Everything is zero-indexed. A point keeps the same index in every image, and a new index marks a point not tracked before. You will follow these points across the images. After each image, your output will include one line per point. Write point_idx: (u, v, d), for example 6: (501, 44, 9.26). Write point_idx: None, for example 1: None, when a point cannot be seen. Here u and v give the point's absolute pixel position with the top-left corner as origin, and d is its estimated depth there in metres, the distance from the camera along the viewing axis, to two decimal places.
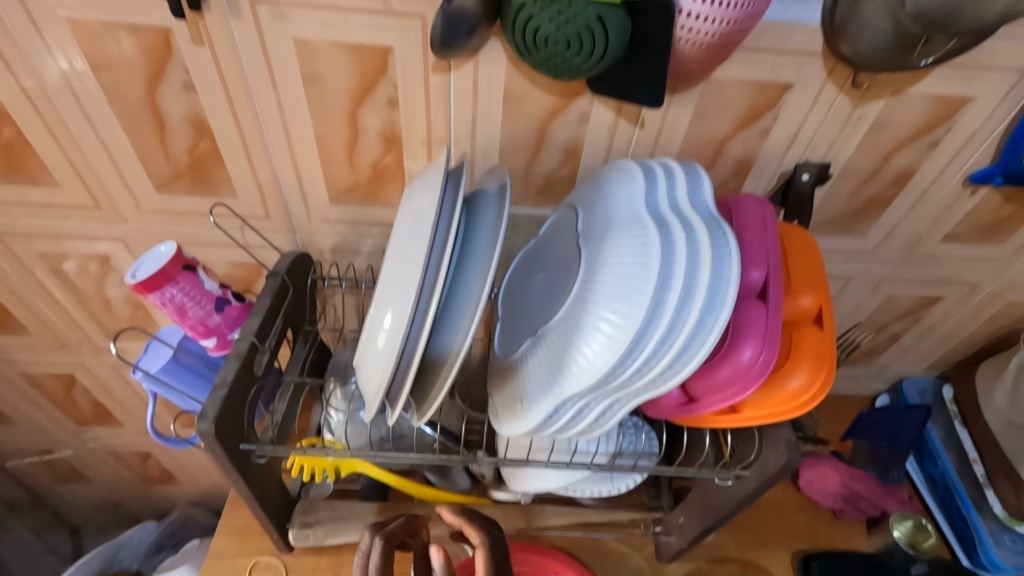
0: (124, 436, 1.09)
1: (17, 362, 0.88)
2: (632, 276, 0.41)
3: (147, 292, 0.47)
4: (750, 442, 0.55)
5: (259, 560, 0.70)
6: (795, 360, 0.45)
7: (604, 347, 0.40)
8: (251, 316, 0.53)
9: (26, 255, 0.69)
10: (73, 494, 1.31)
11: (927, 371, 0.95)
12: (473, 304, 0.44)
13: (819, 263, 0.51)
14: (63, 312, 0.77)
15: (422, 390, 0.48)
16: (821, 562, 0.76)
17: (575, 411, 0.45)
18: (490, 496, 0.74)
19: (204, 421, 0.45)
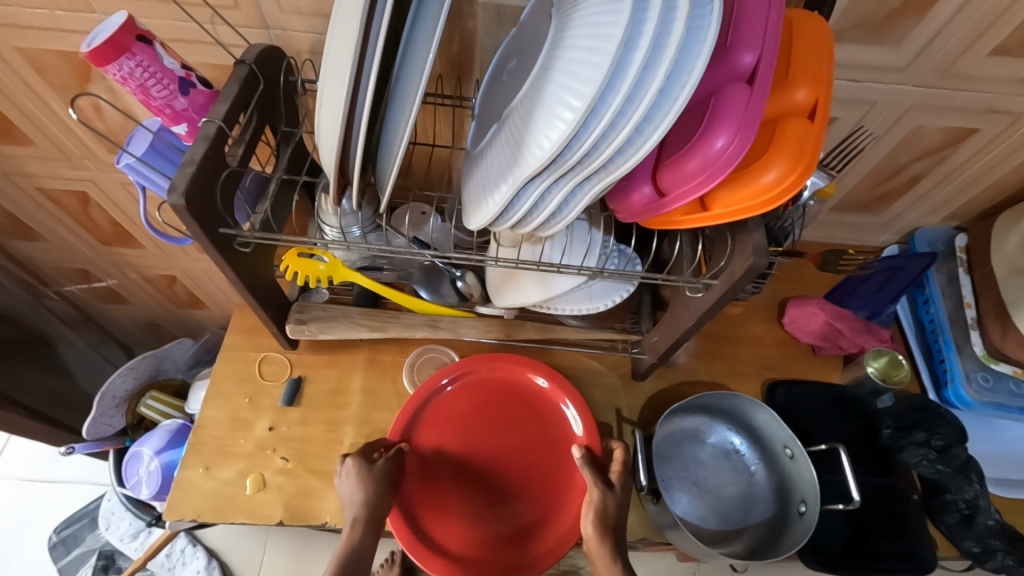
0: (148, 259, 1.16)
1: (32, 177, 0.92)
2: (597, 39, 0.37)
3: (102, 63, 0.46)
4: (722, 251, 0.54)
5: (266, 355, 0.78)
6: (772, 153, 0.43)
7: (561, 119, 0.38)
8: (219, 103, 0.52)
9: (6, 51, 0.68)
10: (118, 315, 1.45)
11: (945, 222, 0.90)
12: (423, 68, 0.42)
13: (827, 52, 0.45)
14: (59, 120, 0.78)
15: (386, 177, 0.48)
16: (786, 389, 0.80)
17: (535, 197, 0.44)
18: (475, 311, 0.78)
19: (175, 195, 0.46)
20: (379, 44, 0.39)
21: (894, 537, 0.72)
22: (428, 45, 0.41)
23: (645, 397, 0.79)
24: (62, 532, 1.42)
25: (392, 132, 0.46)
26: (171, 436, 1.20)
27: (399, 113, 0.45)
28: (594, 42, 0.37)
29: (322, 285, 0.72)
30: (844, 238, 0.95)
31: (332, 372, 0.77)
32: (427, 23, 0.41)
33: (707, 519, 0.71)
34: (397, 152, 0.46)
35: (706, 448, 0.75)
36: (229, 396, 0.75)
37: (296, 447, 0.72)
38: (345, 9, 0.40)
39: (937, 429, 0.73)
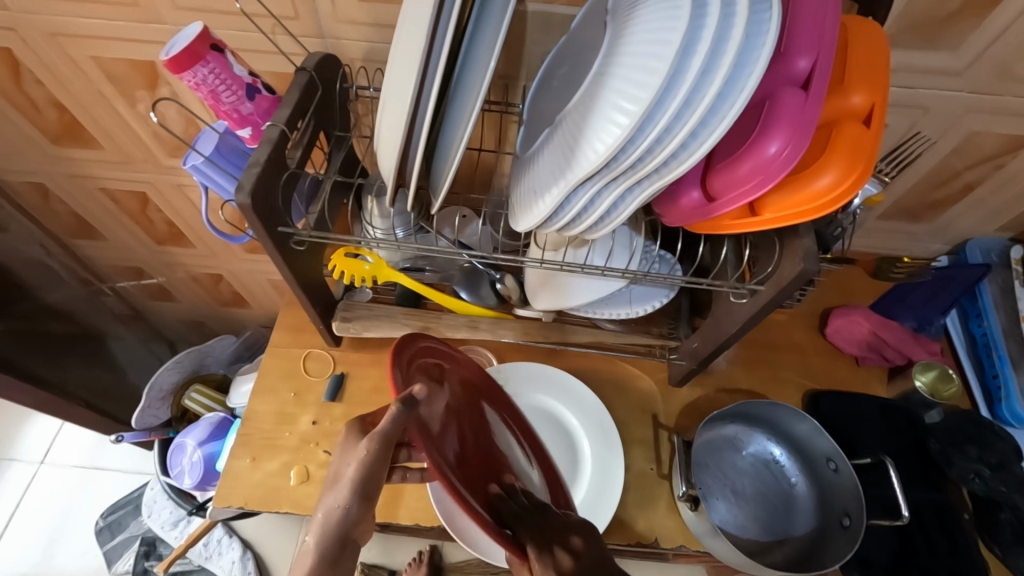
0: (197, 257, 1.21)
1: (96, 178, 0.97)
2: (655, 44, 0.37)
3: (179, 70, 0.49)
4: (769, 255, 0.54)
5: (311, 352, 0.80)
6: (828, 157, 0.42)
7: (618, 121, 0.39)
8: (282, 108, 0.55)
9: (81, 59, 0.72)
10: (165, 312, 1.51)
11: (999, 233, 0.87)
12: (483, 71, 0.43)
13: (883, 57, 0.45)
14: (125, 125, 0.83)
15: (440, 179, 0.50)
16: (830, 399, 0.78)
17: (586, 199, 0.45)
18: (514, 313, 0.79)
19: (241, 194, 0.48)
20: (444, 51, 0.40)
21: (945, 555, 0.70)
22: (488, 51, 0.42)
23: (682, 403, 0.78)
24: (109, 518, 1.49)
25: (449, 136, 0.48)
26: (214, 428, 1.25)
27: (457, 116, 0.46)
28: (652, 47, 0.38)
29: (366, 284, 0.74)
30: (889, 248, 0.93)
31: (373, 370, 0.79)
32: (488, 28, 0.42)
33: (745, 528, 0.70)
34: (454, 155, 0.47)
35: (745, 457, 0.74)
36: (275, 389, 0.78)
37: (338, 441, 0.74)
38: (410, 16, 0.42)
39: (991, 445, 0.73)
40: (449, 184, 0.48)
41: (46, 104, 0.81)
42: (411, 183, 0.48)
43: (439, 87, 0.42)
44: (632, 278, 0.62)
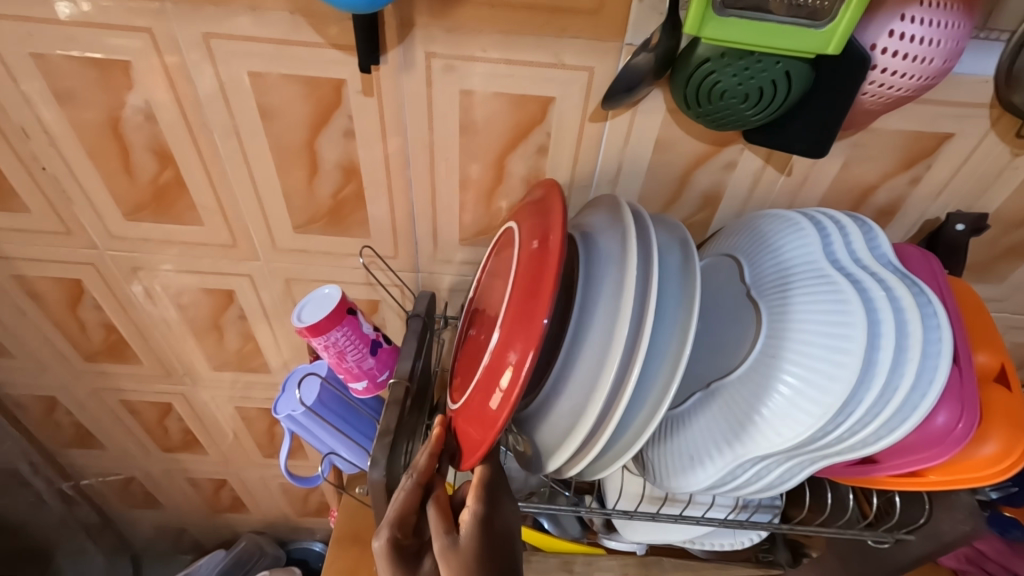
0: (205, 463, 1.09)
1: (121, 390, 0.90)
2: (836, 339, 0.39)
3: (314, 336, 0.47)
4: (912, 503, 0.52)
5: None
6: (989, 424, 0.43)
7: (803, 410, 0.39)
8: (402, 359, 0.53)
9: (155, 288, 0.71)
10: (143, 519, 1.31)
11: None
12: (674, 358, 0.40)
13: (987, 316, 0.49)
14: (177, 342, 0.80)
15: (606, 456, 0.45)
16: None
17: (754, 471, 0.43)
18: (602, 545, 0.71)
19: (376, 469, 0.44)
20: (644, 348, 0.38)
21: None
22: (676, 344, 0.40)
23: None
24: None
25: None
26: None
27: (638, 398, 0.42)
28: (832, 339, 0.39)
29: None
30: None
31: None
32: (673, 320, 0.41)
33: None
34: (618, 433, 0.43)
35: None
36: None
37: None
38: (596, 306, 0.41)
39: None
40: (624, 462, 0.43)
41: (96, 325, 0.77)
42: (574, 472, 0.44)
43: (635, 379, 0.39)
44: (738, 510, 0.58)
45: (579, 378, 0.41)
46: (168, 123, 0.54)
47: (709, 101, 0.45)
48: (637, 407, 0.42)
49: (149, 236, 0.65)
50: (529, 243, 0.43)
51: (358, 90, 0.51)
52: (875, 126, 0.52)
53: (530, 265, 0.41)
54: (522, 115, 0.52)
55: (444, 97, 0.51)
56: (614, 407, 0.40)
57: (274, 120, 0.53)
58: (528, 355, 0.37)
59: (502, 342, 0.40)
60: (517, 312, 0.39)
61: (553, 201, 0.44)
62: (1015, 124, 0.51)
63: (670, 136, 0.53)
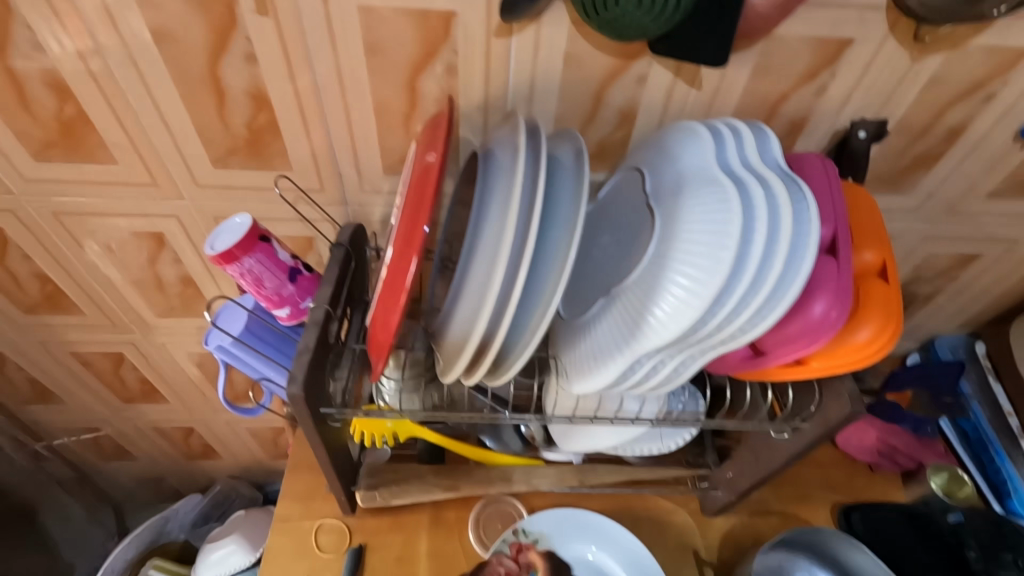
0: (169, 412, 1.11)
1: (69, 342, 0.90)
2: (714, 236, 0.41)
3: (226, 263, 0.48)
4: (807, 396, 0.57)
5: (323, 523, 0.74)
6: (865, 313, 0.47)
7: (684, 304, 0.42)
8: (322, 285, 0.54)
9: (82, 233, 0.70)
10: (118, 472, 1.34)
11: (957, 330, 0.97)
12: (562, 259, 0.42)
13: (877, 218, 0.52)
14: (116, 290, 0.79)
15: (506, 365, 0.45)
16: (862, 513, 0.79)
17: (650, 367, 0.46)
18: (542, 458, 0.76)
19: (294, 385, 0.46)
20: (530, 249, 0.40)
21: None
22: (564, 246, 0.42)
23: (720, 533, 0.76)
24: None
25: None
26: None
27: (532, 300, 0.44)
28: (710, 237, 0.41)
29: (387, 443, 0.72)
30: None
31: (397, 536, 0.73)
32: (561, 224, 0.43)
33: None
34: (521, 339, 0.45)
35: None
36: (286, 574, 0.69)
37: None
38: (488, 215, 0.43)
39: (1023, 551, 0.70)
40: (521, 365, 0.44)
41: (29, 276, 0.77)
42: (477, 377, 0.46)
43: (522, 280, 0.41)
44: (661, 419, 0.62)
45: (476, 286, 0.43)
46: (59, 52, 0.52)
47: (604, 7, 0.45)
48: (529, 310, 0.44)
49: (64, 178, 0.63)
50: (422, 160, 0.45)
51: (252, 9, 0.49)
52: (777, 33, 0.52)
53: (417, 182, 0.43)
54: (427, 32, 0.51)
55: (343, 14, 0.50)
56: (504, 309, 0.42)
57: (170, 45, 0.52)
58: (410, 265, 0.40)
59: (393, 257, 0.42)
60: (404, 229, 0.42)
61: (444, 119, 0.45)
62: (912, 26, 0.52)
63: (579, 51, 0.53)
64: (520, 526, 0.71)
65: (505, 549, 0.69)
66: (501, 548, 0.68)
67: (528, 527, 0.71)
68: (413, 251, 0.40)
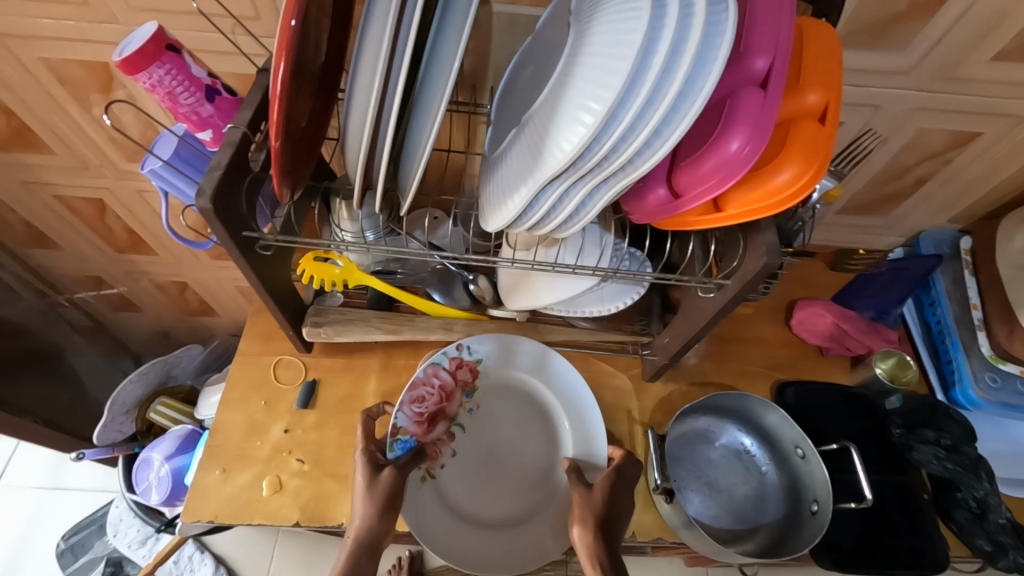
0: (162, 265, 1.17)
1: (50, 184, 0.93)
2: (617, 48, 0.38)
3: (133, 72, 0.47)
4: (734, 250, 0.55)
5: (281, 359, 0.79)
6: (788, 155, 0.44)
7: (579, 123, 0.40)
8: (242, 109, 0.53)
9: (28, 60, 0.69)
10: (127, 324, 1.45)
11: (948, 225, 0.92)
12: (446, 73, 0.41)
13: (834, 54, 0.47)
14: (78, 129, 0.80)
15: (406, 184, 0.48)
16: (796, 389, 0.80)
17: (553, 199, 0.46)
18: (488, 314, 0.79)
19: (202, 197, 0.47)
20: (405, 58, 0.39)
21: (905, 533, 0.72)
22: (451, 58, 0.41)
23: (655, 398, 0.79)
24: (70, 540, 1.40)
25: (416, 143, 0.46)
26: (182, 441, 1.21)
27: (422, 118, 0.44)
28: (614, 49, 0.38)
29: (337, 289, 0.72)
30: (847, 241, 0.97)
31: (347, 376, 0.78)
32: (451, 32, 0.40)
33: (719, 518, 0.72)
34: (422, 161, 0.45)
35: (717, 448, 0.76)
36: (245, 399, 0.76)
37: (312, 449, 0.73)
38: (372, 18, 0.40)
39: (946, 427, 0.74)
40: (415, 190, 0.47)
41: None
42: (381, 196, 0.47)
43: (401, 93, 0.40)
44: (602, 275, 0.61)
45: (365, 99, 0.43)
46: None
47: None
48: (421, 124, 0.44)
49: None
50: None
51: None
52: None
53: None
54: None
55: None
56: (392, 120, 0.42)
57: None
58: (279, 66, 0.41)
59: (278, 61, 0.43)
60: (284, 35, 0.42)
61: None
62: None
63: None
64: (465, 344, 0.72)
65: (444, 362, 0.70)
66: (440, 361, 0.70)
67: (473, 346, 0.73)
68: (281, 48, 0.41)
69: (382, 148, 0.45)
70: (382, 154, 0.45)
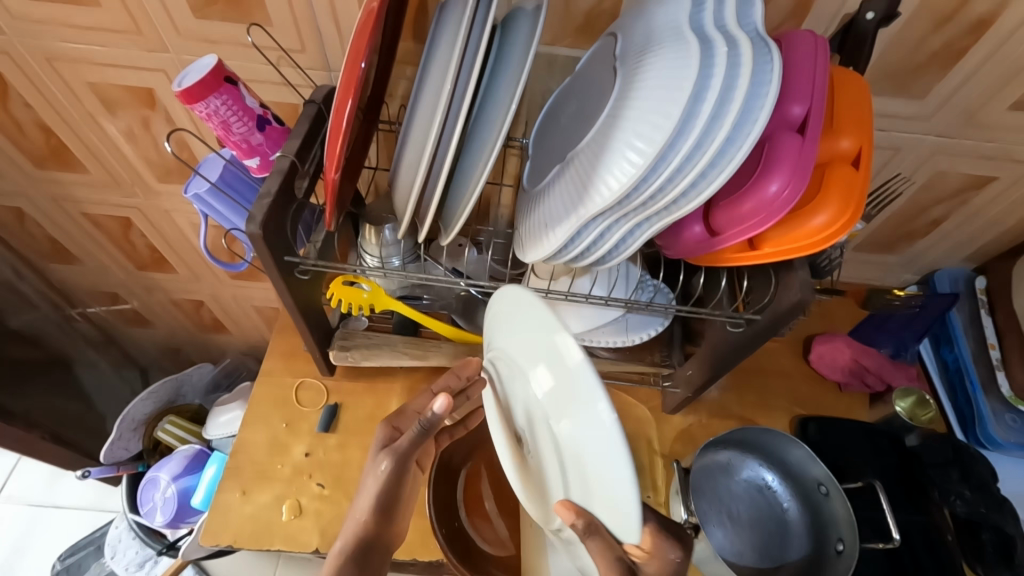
0: (181, 282, 1.18)
1: (80, 201, 0.95)
2: (666, 94, 0.40)
3: (192, 101, 0.49)
4: (764, 287, 0.57)
5: (304, 381, 0.79)
6: (824, 198, 0.46)
7: (627, 163, 0.41)
8: (291, 139, 0.55)
9: (76, 83, 0.71)
10: (138, 341, 1.45)
11: (963, 264, 0.93)
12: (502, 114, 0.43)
13: (866, 102, 0.49)
14: (115, 149, 0.82)
15: (450, 215, 0.50)
16: (817, 424, 0.80)
17: (596, 234, 0.47)
18: None
19: (253, 223, 0.49)
20: (466, 98, 0.41)
21: None
22: (506, 100, 0.43)
23: (676, 430, 0.79)
24: (67, 560, 1.36)
25: (465, 177, 0.47)
26: (189, 461, 1.19)
27: (474, 154, 0.46)
28: (664, 95, 0.40)
29: (363, 313, 0.72)
30: (865, 277, 0.98)
31: (368, 399, 0.78)
32: (509, 76, 0.43)
33: (743, 554, 0.71)
34: (471, 195, 0.46)
35: (739, 482, 0.75)
36: (266, 420, 0.76)
37: (332, 473, 0.72)
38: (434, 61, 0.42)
39: (972, 468, 0.73)
40: (462, 222, 0.48)
41: (32, 126, 0.79)
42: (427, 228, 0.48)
43: (459, 130, 0.42)
44: (631, 306, 0.62)
45: (421, 136, 0.45)
46: None
47: None
48: (473, 160, 0.46)
49: (52, 19, 0.64)
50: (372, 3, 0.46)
51: None
52: None
53: (367, 22, 0.45)
54: None
55: None
56: (445, 155, 0.43)
57: None
58: (346, 107, 0.44)
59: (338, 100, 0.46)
60: (347, 79, 0.45)
61: None
62: None
63: None
64: None
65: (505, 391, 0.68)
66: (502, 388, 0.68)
67: None
68: (349, 90, 0.44)
69: (432, 181, 0.47)
70: (433, 187, 0.47)
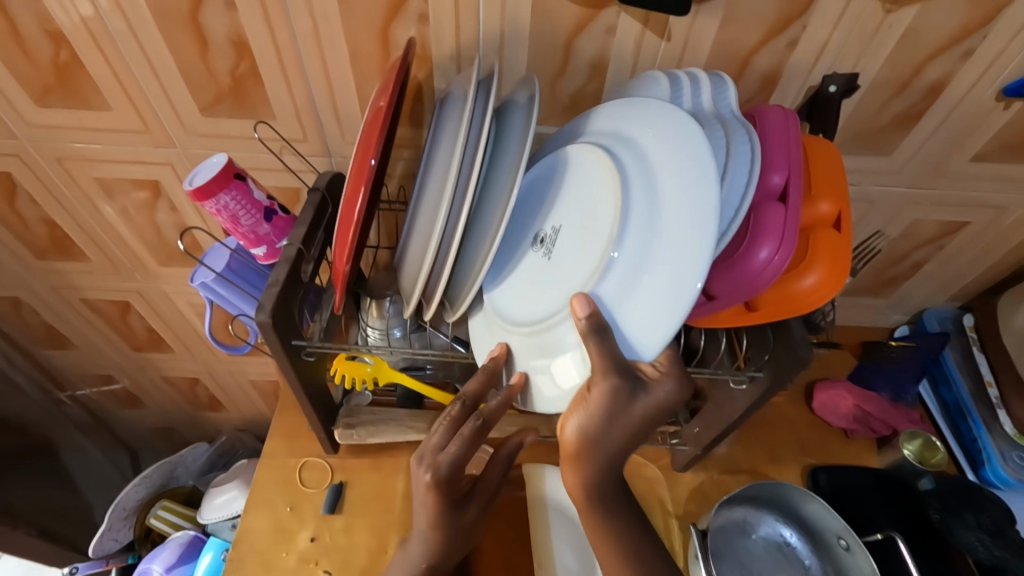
0: (177, 361, 1.17)
1: (79, 288, 0.95)
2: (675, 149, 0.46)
3: (203, 198, 0.51)
4: (762, 344, 0.58)
5: (307, 460, 0.78)
6: (812, 260, 0.48)
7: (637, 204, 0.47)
8: (297, 226, 0.57)
9: (83, 178, 0.74)
10: (130, 422, 1.41)
11: (949, 303, 0.96)
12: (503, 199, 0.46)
13: (839, 167, 0.52)
14: (117, 237, 0.84)
15: (457, 294, 0.52)
16: (828, 474, 0.80)
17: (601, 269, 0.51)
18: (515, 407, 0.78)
19: (263, 312, 0.50)
20: (469, 189, 0.44)
21: None
22: (506, 187, 0.46)
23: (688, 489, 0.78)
24: None
25: (470, 258, 0.50)
26: (183, 550, 1.14)
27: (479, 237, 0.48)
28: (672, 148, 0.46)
29: (367, 387, 0.71)
30: (857, 320, 1.00)
31: (373, 476, 0.76)
32: (507, 166, 0.47)
33: None
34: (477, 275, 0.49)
35: (756, 540, 0.74)
36: (270, 504, 0.74)
37: (339, 557, 0.70)
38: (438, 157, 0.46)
39: (985, 509, 0.73)
40: (468, 301, 0.50)
41: (36, 220, 0.81)
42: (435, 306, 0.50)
43: (463, 217, 0.45)
44: None
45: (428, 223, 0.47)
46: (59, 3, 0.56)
47: None
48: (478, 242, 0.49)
49: (63, 123, 0.67)
50: (376, 104, 0.50)
51: None
52: None
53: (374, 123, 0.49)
54: None
55: None
56: (451, 239, 0.46)
57: None
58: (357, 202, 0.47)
59: (347, 194, 0.49)
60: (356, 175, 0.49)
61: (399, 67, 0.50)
62: None
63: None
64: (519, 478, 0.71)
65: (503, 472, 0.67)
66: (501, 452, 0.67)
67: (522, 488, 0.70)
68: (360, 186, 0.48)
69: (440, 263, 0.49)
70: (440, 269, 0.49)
